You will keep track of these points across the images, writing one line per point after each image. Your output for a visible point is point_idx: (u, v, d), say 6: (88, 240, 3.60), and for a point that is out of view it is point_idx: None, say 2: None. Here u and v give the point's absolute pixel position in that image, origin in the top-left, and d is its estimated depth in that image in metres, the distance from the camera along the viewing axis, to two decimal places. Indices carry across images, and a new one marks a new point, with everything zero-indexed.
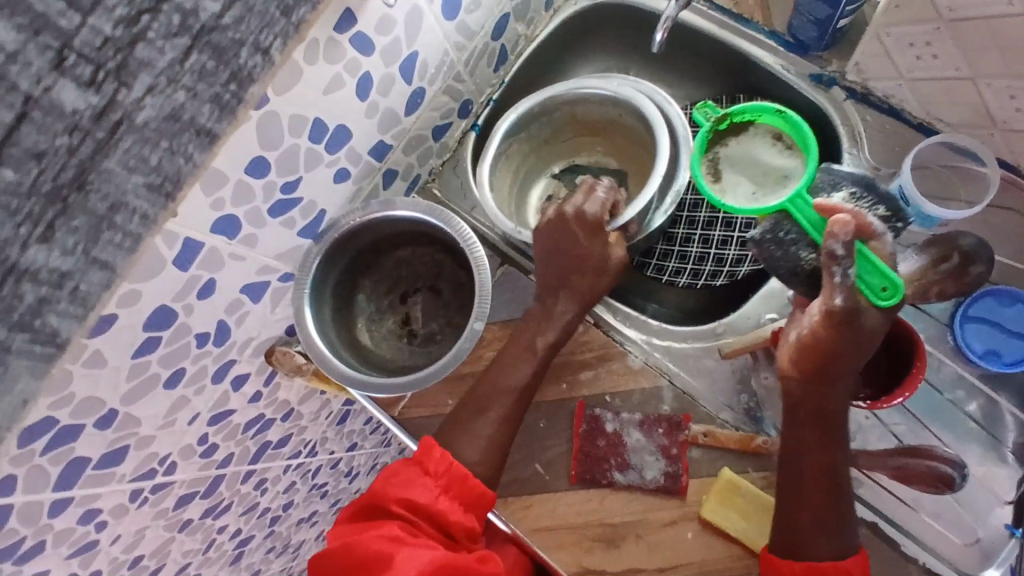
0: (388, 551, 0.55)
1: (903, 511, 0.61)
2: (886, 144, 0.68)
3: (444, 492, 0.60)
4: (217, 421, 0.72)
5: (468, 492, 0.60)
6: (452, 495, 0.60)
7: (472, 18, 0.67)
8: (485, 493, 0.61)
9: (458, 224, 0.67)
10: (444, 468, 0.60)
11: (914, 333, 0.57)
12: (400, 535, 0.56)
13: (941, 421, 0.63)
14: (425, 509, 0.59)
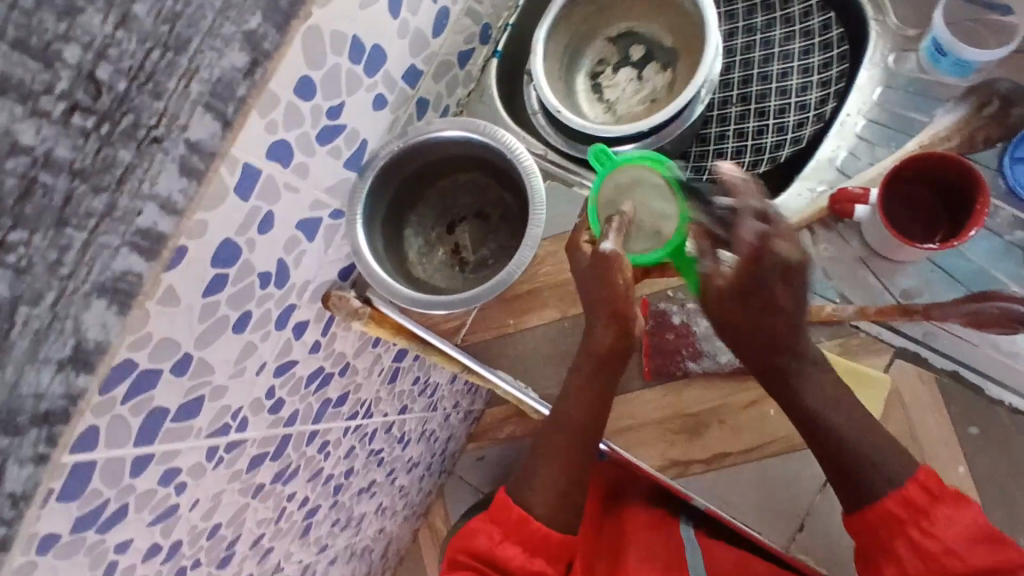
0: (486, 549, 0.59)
1: (981, 356, 0.62)
2: (911, 7, 0.69)
3: (505, 538, 0.59)
4: (283, 373, 0.71)
5: (532, 534, 0.59)
6: (516, 540, 0.59)
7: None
8: (548, 533, 0.59)
9: (502, 136, 0.67)
10: (505, 513, 0.60)
11: (976, 171, 0.58)
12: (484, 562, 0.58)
13: (1005, 263, 0.63)
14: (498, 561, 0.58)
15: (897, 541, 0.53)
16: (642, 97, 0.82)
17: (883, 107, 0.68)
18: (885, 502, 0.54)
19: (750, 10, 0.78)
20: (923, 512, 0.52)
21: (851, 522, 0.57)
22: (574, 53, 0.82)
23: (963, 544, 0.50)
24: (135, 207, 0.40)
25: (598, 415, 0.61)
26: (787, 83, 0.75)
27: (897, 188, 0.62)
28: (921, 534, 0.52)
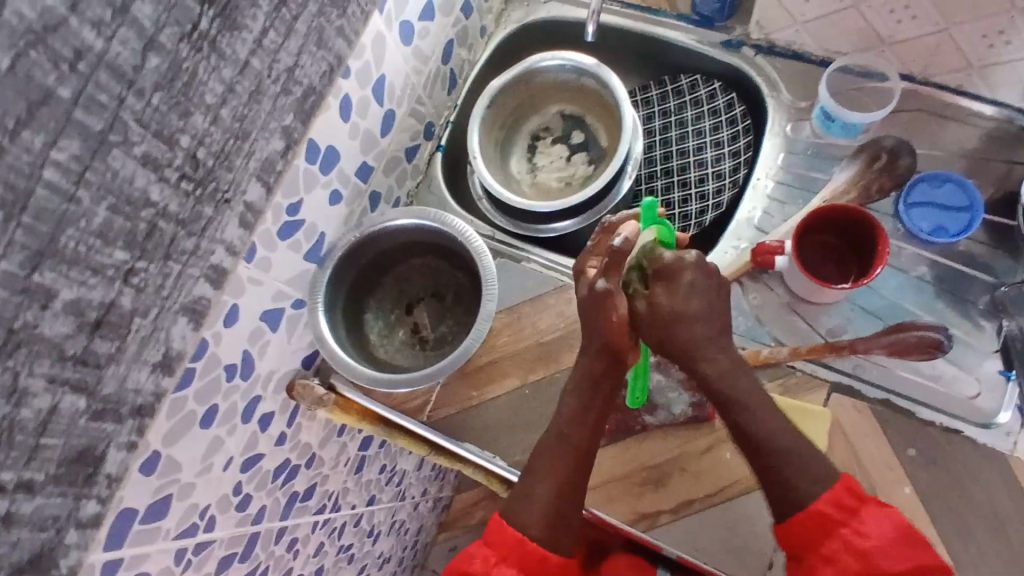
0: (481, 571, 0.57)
1: (908, 381, 0.69)
2: (800, 84, 0.79)
3: (502, 561, 0.58)
4: (249, 467, 0.70)
5: (527, 557, 0.58)
6: (511, 562, 0.57)
7: (425, 43, 0.75)
8: (545, 557, 0.58)
9: (451, 220, 0.72)
10: (498, 536, 0.59)
11: (875, 221, 0.66)
12: None
13: (914, 295, 0.71)
14: None
15: (830, 540, 0.54)
16: (561, 175, 0.90)
17: (789, 169, 0.77)
18: (821, 504, 0.55)
19: (664, 95, 0.88)
20: (854, 513, 0.54)
21: (777, 529, 0.57)
22: (517, 118, 0.90)
23: (887, 543, 0.53)
24: (210, 247, 0.52)
25: (592, 433, 0.62)
26: (703, 155, 0.84)
27: (810, 238, 0.70)
28: (855, 534, 0.53)
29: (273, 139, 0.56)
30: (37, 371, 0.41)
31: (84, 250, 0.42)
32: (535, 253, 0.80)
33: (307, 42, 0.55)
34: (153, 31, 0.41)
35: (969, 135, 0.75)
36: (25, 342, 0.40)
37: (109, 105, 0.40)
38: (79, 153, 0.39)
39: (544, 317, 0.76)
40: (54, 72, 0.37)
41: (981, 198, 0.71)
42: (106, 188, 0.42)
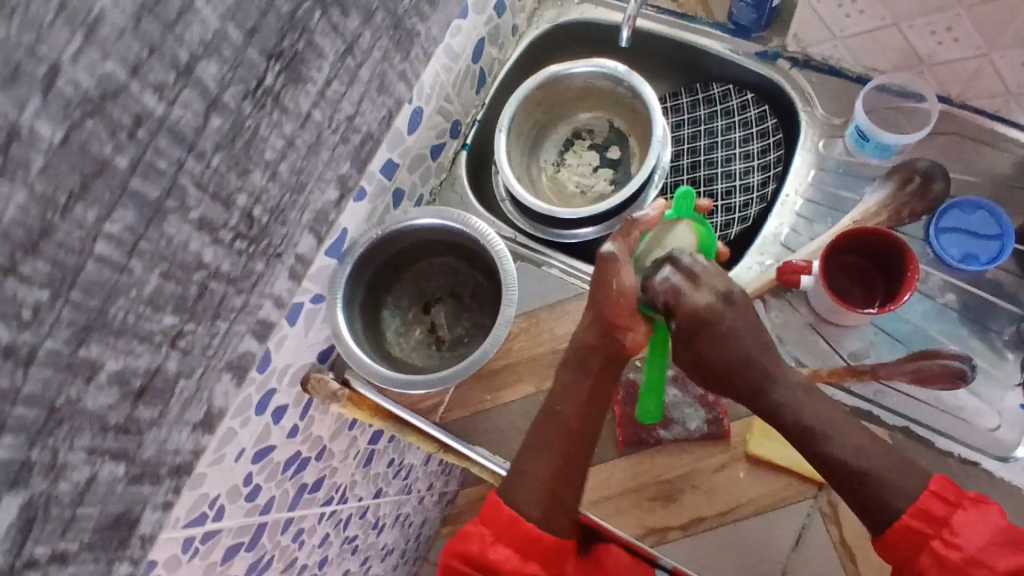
0: (478, 548, 0.57)
1: (928, 411, 0.67)
2: (835, 100, 0.77)
3: (495, 539, 0.57)
4: (261, 458, 0.70)
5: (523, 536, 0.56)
6: (507, 542, 0.57)
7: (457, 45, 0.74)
8: (539, 535, 0.56)
9: (474, 222, 0.72)
10: (494, 514, 0.58)
11: (905, 244, 0.64)
12: (472, 552, 0.57)
13: (939, 323, 0.70)
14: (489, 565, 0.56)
15: (921, 554, 0.51)
16: (579, 182, 0.89)
17: (819, 187, 0.75)
18: (904, 518, 0.52)
19: (694, 104, 0.86)
20: (944, 522, 0.51)
21: (876, 544, 0.54)
22: (559, 112, 0.89)
23: (985, 549, 0.49)
24: (257, 302, 0.57)
25: (585, 414, 0.61)
26: (731, 167, 0.83)
27: (837, 258, 0.69)
28: (945, 546, 0.50)
29: (326, 188, 0.61)
30: (77, 445, 0.45)
31: (133, 318, 0.45)
32: (555, 258, 0.79)
33: (368, 89, 0.61)
34: (217, 92, 0.45)
35: (1002, 162, 0.73)
36: (66, 418, 0.43)
37: (167, 170, 0.44)
38: (132, 224, 0.43)
39: (562, 323, 0.76)
40: (111, 141, 0.39)
41: (1013, 226, 0.70)
42: (158, 255, 0.45)
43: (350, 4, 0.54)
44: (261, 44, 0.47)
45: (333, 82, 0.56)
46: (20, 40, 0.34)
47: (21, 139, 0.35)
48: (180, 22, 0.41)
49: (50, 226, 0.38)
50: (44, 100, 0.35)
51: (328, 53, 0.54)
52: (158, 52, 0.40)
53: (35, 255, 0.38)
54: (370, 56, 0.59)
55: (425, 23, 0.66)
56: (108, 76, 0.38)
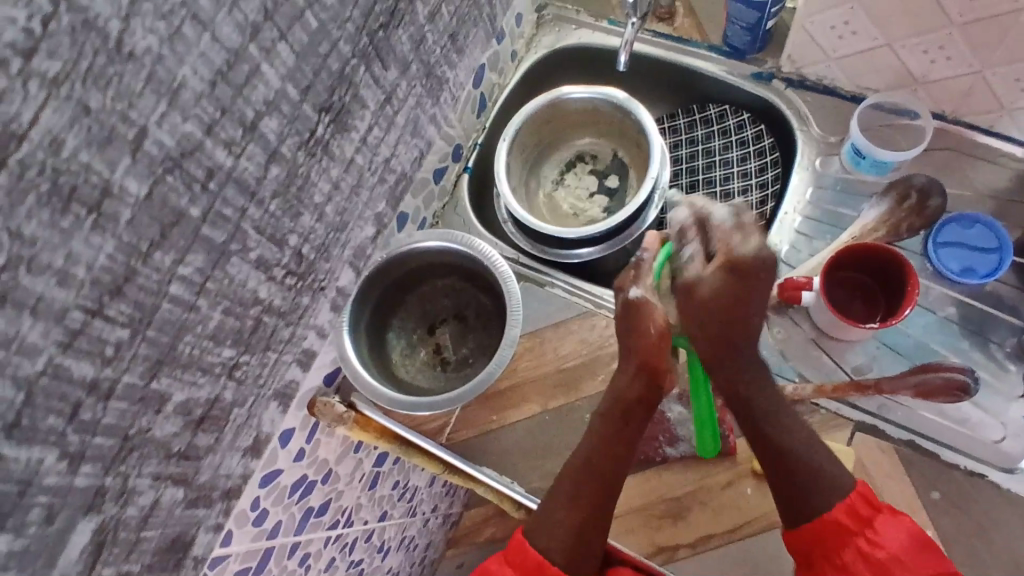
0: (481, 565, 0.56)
1: (932, 424, 0.68)
2: (831, 118, 0.79)
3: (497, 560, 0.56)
4: (268, 483, 0.66)
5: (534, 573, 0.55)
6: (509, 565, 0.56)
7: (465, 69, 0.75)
8: None
9: (477, 244, 0.73)
10: (519, 556, 0.56)
11: (904, 258, 0.65)
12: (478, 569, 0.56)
13: (941, 335, 0.71)
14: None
15: (843, 549, 0.53)
16: (576, 204, 0.91)
17: (817, 205, 0.77)
18: (834, 512, 0.54)
19: (691, 124, 0.88)
20: (868, 522, 0.53)
21: (787, 534, 0.57)
22: (560, 136, 0.90)
23: (906, 551, 0.52)
24: (303, 334, 0.60)
25: (616, 459, 0.59)
26: (729, 186, 0.85)
27: (838, 274, 0.70)
28: (868, 544, 0.52)
29: (365, 225, 0.66)
30: (145, 471, 0.46)
31: (198, 351, 0.47)
32: (558, 278, 0.80)
33: (403, 133, 0.66)
34: (276, 144, 0.48)
35: (998, 176, 0.74)
36: (138, 445, 0.45)
37: (231, 217, 0.46)
38: (201, 264, 0.45)
39: (565, 343, 0.76)
40: (187, 194, 0.42)
41: (1010, 239, 0.71)
42: (222, 292, 0.48)
43: (389, 60, 0.59)
44: (314, 100, 0.51)
45: (374, 128, 0.60)
46: (114, 108, 0.35)
47: (112, 197, 0.37)
48: (248, 85, 0.44)
49: (132, 271, 0.40)
50: (133, 160, 0.37)
51: (369, 103, 0.58)
52: (228, 112, 0.43)
53: (120, 297, 0.39)
54: (405, 103, 0.65)
55: (453, 70, 0.72)
56: (187, 136, 0.40)
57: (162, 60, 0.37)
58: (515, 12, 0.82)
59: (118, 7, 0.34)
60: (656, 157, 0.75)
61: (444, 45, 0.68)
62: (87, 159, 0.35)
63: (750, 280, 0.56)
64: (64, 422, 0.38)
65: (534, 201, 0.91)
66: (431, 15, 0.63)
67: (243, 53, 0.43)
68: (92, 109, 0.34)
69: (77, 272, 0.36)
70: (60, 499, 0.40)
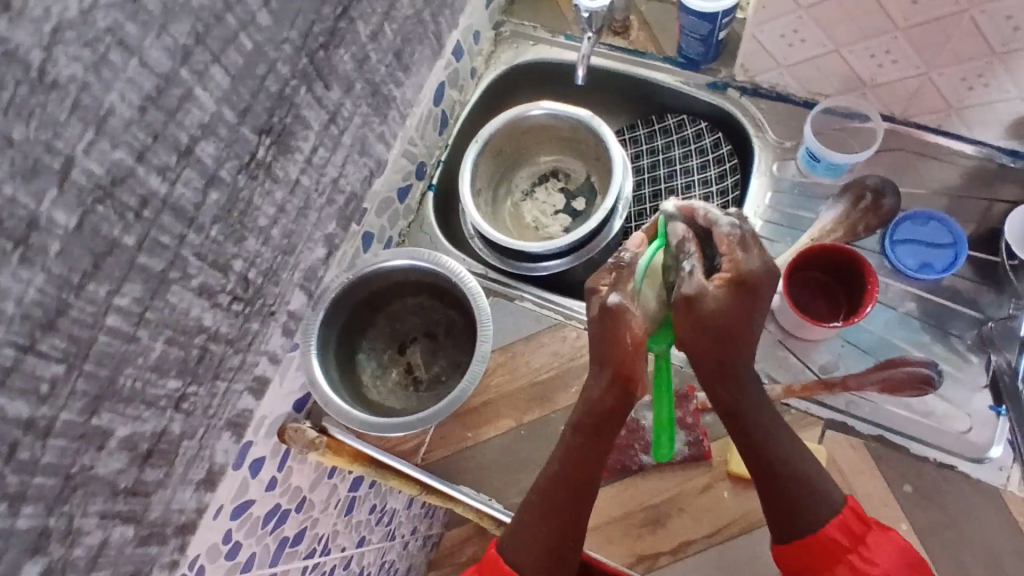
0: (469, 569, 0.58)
1: (899, 417, 0.70)
2: (786, 124, 0.81)
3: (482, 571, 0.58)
4: (240, 514, 0.64)
5: None
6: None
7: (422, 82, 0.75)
8: None
9: (444, 260, 0.72)
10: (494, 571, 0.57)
11: (862, 257, 0.67)
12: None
13: (902, 330, 0.73)
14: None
15: (837, 567, 0.55)
16: (537, 218, 0.91)
17: (777, 208, 0.78)
18: (827, 528, 0.55)
19: (651, 135, 0.90)
20: (861, 538, 0.55)
21: (778, 550, 0.58)
22: (522, 152, 0.91)
23: (897, 566, 0.54)
24: (254, 360, 0.59)
25: (588, 463, 0.59)
26: (691, 193, 0.86)
27: (799, 277, 0.71)
28: (862, 561, 0.54)
29: (315, 247, 0.65)
30: (91, 510, 0.45)
31: (141, 385, 0.46)
32: (528, 290, 0.81)
33: (350, 152, 0.65)
34: (214, 167, 0.47)
35: (950, 173, 0.77)
36: (82, 484, 0.44)
37: (169, 245, 0.46)
38: (140, 295, 0.44)
39: (535, 355, 0.76)
40: (120, 223, 0.41)
41: (964, 235, 0.73)
42: (163, 322, 0.47)
43: (331, 78, 0.58)
44: (253, 122, 0.50)
45: (319, 148, 0.59)
46: (39, 138, 0.35)
47: (39, 229, 0.36)
48: (180, 110, 0.43)
49: (66, 305, 0.39)
50: (60, 190, 0.37)
51: (312, 124, 0.57)
52: (160, 137, 0.42)
53: (53, 332, 0.39)
54: (351, 122, 0.64)
55: (400, 89, 0.71)
56: (117, 164, 0.40)
57: (86, 87, 0.37)
58: (471, 26, 0.82)
59: (38, 37, 0.34)
60: (619, 169, 0.76)
61: (388, 64, 0.67)
62: (11, 192, 0.35)
63: (752, 292, 0.54)
64: (1, 462, 0.38)
65: (496, 216, 0.91)
66: (373, 34, 0.62)
67: (174, 77, 0.42)
68: (16, 141, 0.34)
69: (6, 307, 0.36)
70: (2, 541, 0.39)
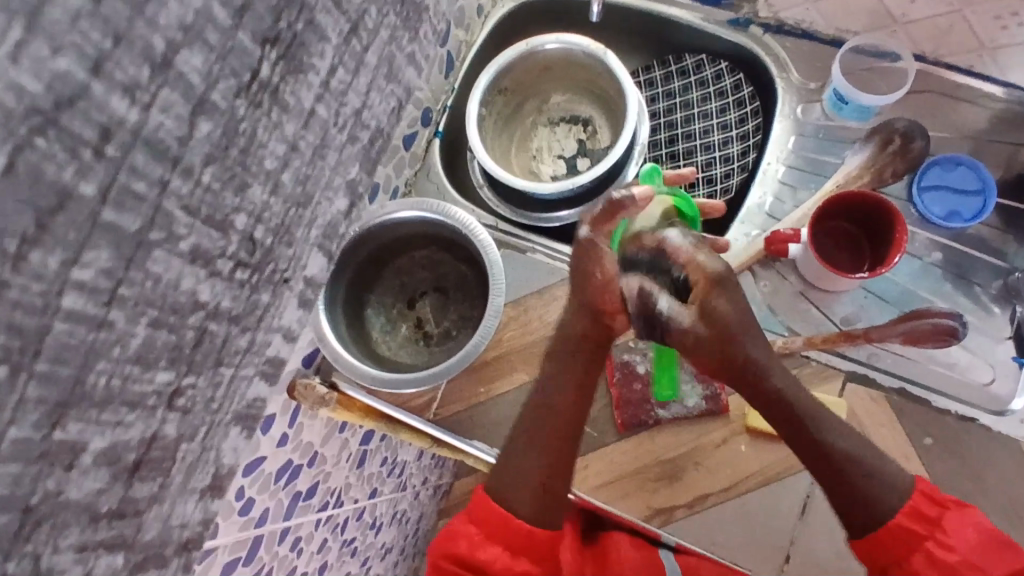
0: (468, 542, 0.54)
1: (919, 368, 0.69)
2: (810, 63, 0.77)
3: (485, 538, 0.54)
4: (252, 471, 0.59)
5: (512, 535, 0.54)
6: (497, 540, 0.54)
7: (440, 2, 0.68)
8: (531, 530, 0.54)
9: (454, 212, 0.69)
10: (483, 514, 0.55)
11: (889, 203, 0.64)
12: (463, 554, 0.54)
13: (925, 281, 0.70)
14: (476, 565, 0.53)
15: (914, 555, 0.50)
16: (537, 157, 0.88)
17: (800, 153, 0.75)
18: (896, 518, 0.51)
19: (667, 76, 0.85)
20: (937, 523, 0.50)
21: (857, 544, 0.53)
22: (547, 83, 0.86)
23: (975, 550, 0.49)
24: (267, 339, 0.47)
25: (576, 400, 0.58)
26: (710, 139, 0.82)
27: (821, 225, 0.69)
28: (940, 548, 0.49)
29: (335, 197, 0.51)
30: (65, 543, 0.33)
31: (119, 381, 0.34)
32: (539, 242, 0.77)
33: (376, 74, 0.53)
34: (201, 88, 0.33)
35: (980, 117, 0.73)
36: (47, 515, 0.32)
37: (146, 195, 0.32)
38: (109, 266, 0.31)
39: (550, 310, 0.75)
40: (71, 164, 0.28)
41: (993, 181, 0.70)
42: (144, 300, 0.34)
43: None
44: (254, 26, 0.36)
45: (338, 69, 0.45)
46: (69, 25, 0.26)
47: None
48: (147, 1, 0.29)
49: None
50: None
51: (331, 35, 0.43)
52: (122, 40, 0.29)
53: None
54: (377, 37, 0.51)
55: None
56: (60, 76, 0.27)
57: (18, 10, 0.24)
58: None
59: None
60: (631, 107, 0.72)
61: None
62: None
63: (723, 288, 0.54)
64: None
65: (506, 147, 0.87)
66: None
67: None
68: None
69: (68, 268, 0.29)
70: None
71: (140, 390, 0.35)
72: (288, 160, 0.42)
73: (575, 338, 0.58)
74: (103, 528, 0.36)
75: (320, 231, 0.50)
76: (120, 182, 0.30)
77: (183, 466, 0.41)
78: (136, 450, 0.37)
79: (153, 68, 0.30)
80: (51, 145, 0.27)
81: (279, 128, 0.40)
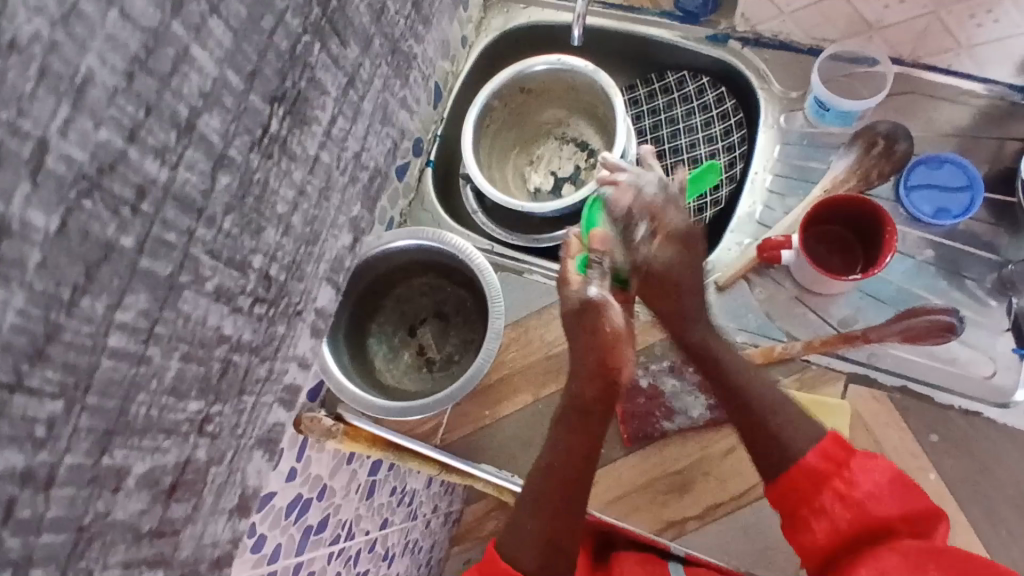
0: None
1: (919, 366, 0.70)
2: (791, 74, 0.78)
3: None
4: (263, 507, 0.59)
5: None
6: None
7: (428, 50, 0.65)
8: None
9: (450, 238, 0.70)
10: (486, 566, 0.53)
11: (880, 208, 0.65)
12: None
13: (921, 279, 0.71)
14: None
15: (822, 493, 0.53)
16: (532, 165, 0.90)
17: (787, 161, 0.76)
18: (806, 457, 0.54)
19: (651, 94, 0.87)
20: (843, 464, 0.53)
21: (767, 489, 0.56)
22: (571, 103, 0.87)
23: (882, 489, 0.52)
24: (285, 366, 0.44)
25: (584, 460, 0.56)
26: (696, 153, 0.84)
27: (814, 230, 0.70)
28: (844, 484, 0.52)
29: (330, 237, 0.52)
30: (111, 561, 0.32)
31: (156, 411, 0.33)
32: (535, 264, 0.78)
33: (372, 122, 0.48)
34: (222, 146, 0.32)
35: (962, 114, 0.74)
36: (97, 535, 0.31)
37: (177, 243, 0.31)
38: (146, 307, 0.31)
39: (551, 329, 0.76)
40: (114, 220, 0.28)
41: (980, 176, 0.71)
42: (178, 336, 0.33)
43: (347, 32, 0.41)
44: (263, 87, 0.34)
45: (338, 119, 0.42)
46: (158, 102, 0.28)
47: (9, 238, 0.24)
48: (174, 73, 0.29)
49: (55, 328, 0.26)
50: (33, 185, 0.24)
51: (330, 89, 0.40)
52: (155, 110, 0.28)
53: (43, 362, 0.26)
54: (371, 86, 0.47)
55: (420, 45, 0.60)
56: (102, 146, 0.26)
57: (55, 47, 0.24)
58: None
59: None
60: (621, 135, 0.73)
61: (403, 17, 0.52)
62: None
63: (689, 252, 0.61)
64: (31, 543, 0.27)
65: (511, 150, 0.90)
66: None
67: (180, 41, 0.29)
68: None
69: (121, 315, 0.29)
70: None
71: (174, 420, 0.34)
72: (301, 201, 0.40)
73: (581, 405, 0.58)
74: (145, 546, 0.35)
75: (324, 261, 0.44)
76: (153, 235, 0.30)
77: (212, 488, 0.40)
78: (172, 471, 0.36)
79: (180, 133, 0.30)
80: (101, 207, 0.27)
81: (287, 178, 0.38)
